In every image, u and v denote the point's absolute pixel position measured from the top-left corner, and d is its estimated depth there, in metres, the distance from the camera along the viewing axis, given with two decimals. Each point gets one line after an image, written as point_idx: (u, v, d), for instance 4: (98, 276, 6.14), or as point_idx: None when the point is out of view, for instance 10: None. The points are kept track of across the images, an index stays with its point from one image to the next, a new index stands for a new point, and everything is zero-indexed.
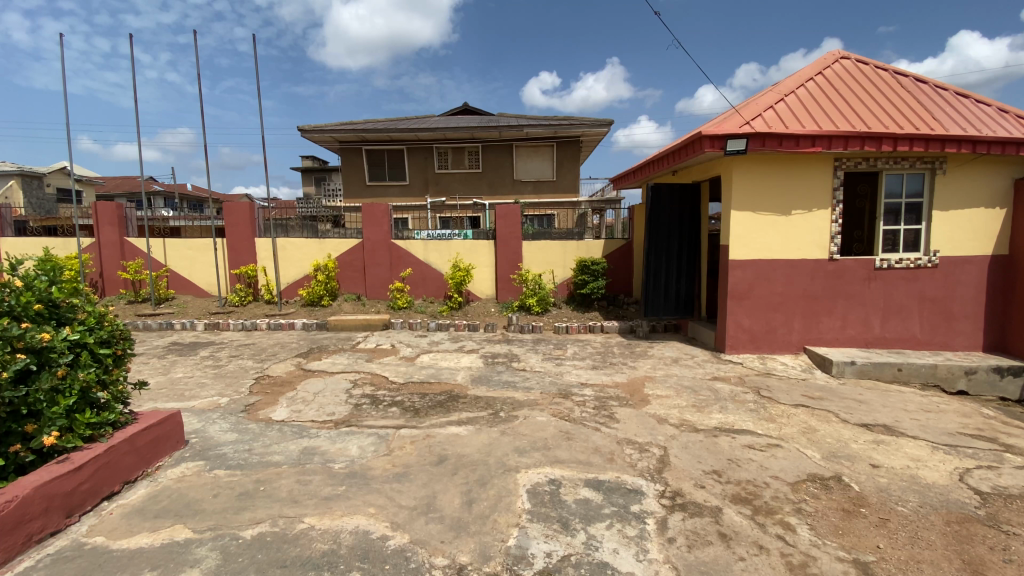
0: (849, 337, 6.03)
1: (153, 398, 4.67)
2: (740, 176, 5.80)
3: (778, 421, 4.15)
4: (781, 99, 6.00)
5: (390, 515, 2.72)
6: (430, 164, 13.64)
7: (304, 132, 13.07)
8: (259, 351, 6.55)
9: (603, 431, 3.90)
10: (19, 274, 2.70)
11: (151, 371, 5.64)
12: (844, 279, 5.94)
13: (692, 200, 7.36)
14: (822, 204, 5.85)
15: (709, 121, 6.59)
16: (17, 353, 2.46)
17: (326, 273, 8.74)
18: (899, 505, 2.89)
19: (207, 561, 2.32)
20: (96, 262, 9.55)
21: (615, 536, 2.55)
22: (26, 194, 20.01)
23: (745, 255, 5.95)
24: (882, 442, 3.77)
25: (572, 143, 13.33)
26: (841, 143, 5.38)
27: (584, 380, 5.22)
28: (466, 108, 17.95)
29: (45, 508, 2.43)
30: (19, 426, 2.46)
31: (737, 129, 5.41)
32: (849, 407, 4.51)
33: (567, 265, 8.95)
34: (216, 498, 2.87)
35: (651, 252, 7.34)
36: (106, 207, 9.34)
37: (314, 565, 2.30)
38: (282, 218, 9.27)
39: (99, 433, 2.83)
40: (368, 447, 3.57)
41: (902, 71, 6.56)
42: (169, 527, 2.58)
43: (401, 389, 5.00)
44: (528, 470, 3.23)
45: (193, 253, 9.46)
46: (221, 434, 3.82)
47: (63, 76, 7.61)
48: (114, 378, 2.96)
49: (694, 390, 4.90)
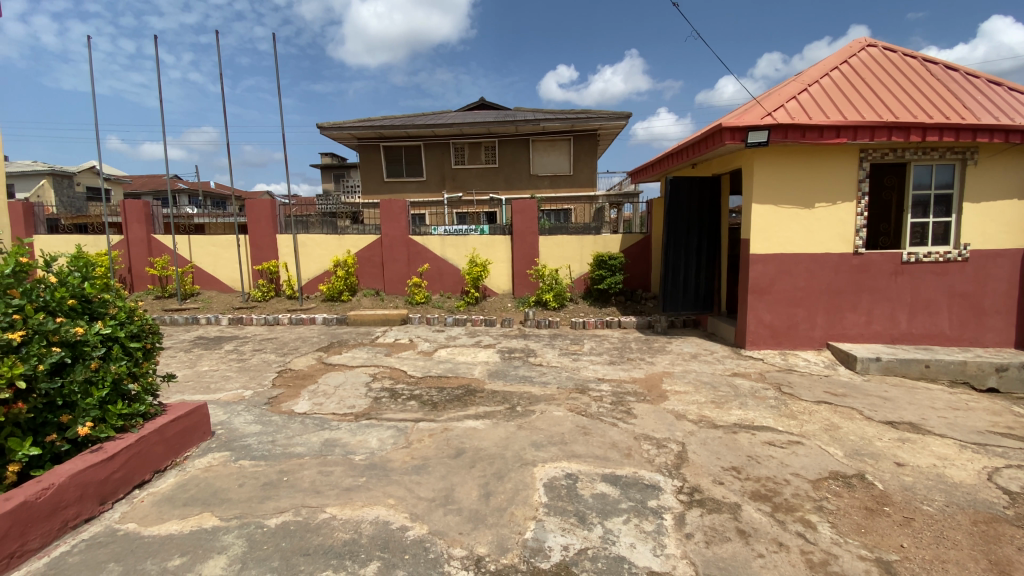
0: (874, 333, 5.89)
1: (180, 390, 4.83)
2: (762, 169, 5.71)
3: (798, 418, 4.09)
4: (804, 89, 5.86)
5: (409, 506, 2.76)
6: (447, 160, 13.68)
7: (323, 130, 13.20)
8: (281, 346, 6.69)
9: (621, 426, 3.89)
10: (53, 270, 2.81)
11: (179, 364, 5.82)
12: (869, 273, 5.79)
13: (712, 194, 7.27)
14: (846, 196, 5.71)
15: (729, 113, 6.48)
16: (53, 346, 2.55)
17: (345, 269, 8.94)
18: (924, 505, 2.84)
19: (234, 548, 2.39)
20: (124, 258, 9.85)
21: (632, 530, 2.56)
22: (56, 193, 20.62)
23: (766, 248, 5.86)
24: (907, 440, 3.69)
25: (590, 136, 13.22)
26: (866, 134, 5.26)
27: (601, 376, 5.21)
28: (483, 104, 17.95)
29: (79, 495, 2.53)
30: (54, 417, 2.55)
31: (758, 120, 5.30)
32: (873, 405, 4.41)
33: (584, 260, 8.86)
34: (242, 487, 2.96)
35: (669, 248, 7.27)
36: (134, 205, 9.61)
37: (336, 553, 2.36)
38: (302, 215, 9.38)
39: (130, 424, 2.96)
40: (388, 440, 3.64)
41: (932, 58, 6.37)
42: (197, 515, 2.67)
43: (419, 382, 5.07)
44: (545, 464, 3.24)
45: (217, 250, 9.67)
46: (245, 426, 3.93)
47: (90, 77, 7.81)
48: (144, 370, 3.09)
49: (713, 386, 4.86)
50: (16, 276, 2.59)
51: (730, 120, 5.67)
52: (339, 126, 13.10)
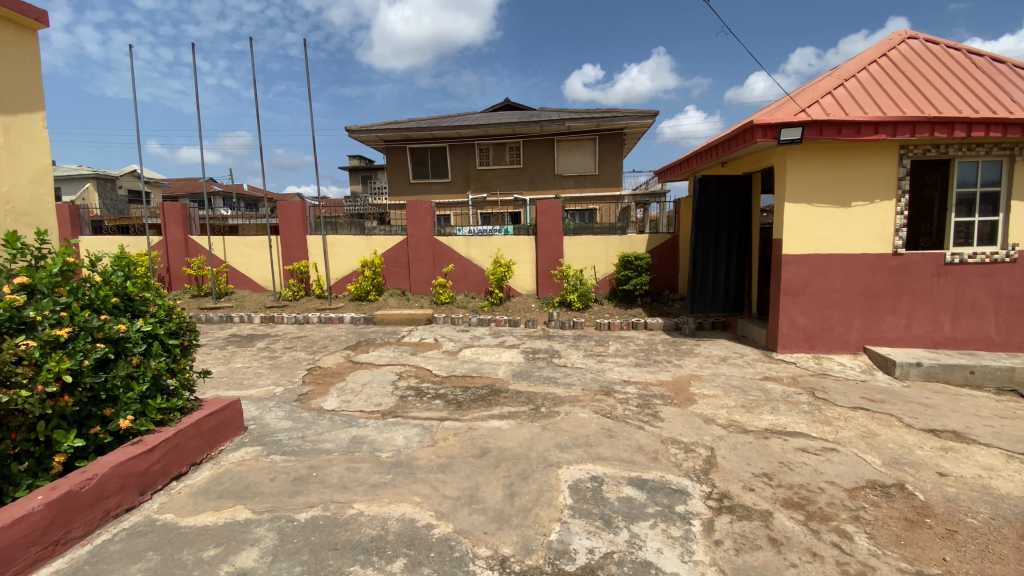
0: (914, 337, 5.65)
1: (215, 385, 5.00)
2: (795, 167, 5.55)
3: (834, 424, 3.96)
4: (840, 84, 5.67)
5: (434, 504, 2.78)
6: (472, 161, 13.76)
7: (352, 133, 13.45)
8: (311, 344, 6.84)
9: (647, 430, 3.83)
10: (98, 269, 2.94)
11: (214, 361, 6.02)
12: (910, 274, 5.56)
13: (742, 192, 7.11)
14: (885, 195, 5.50)
15: (761, 110, 6.32)
16: (98, 342, 2.67)
17: (372, 269, 9.10)
18: (969, 517, 2.70)
19: (265, 541, 2.45)
20: (163, 258, 10.26)
21: (659, 536, 2.51)
22: (99, 196, 21.55)
23: (799, 249, 5.69)
24: (951, 449, 3.52)
25: (615, 135, 13.08)
26: (907, 130, 5.05)
27: (627, 378, 5.15)
28: (508, 104, 18.00)
29: (120, 486, 2.63)
30: (98, 410, 2.66)
31: (791, 117, 5.15)
32: (914, 411, 4.23)
33: (609, 260, 8.77)
34: (273, 481, 3.03)
35: (698, 247, 7.15)
36: (173, 207, 10.00)
37: (363, 549, 2.39)
38: (331, 217, 9.58)
39: (169, 418, 3.07)
40: (413, 438, 3.67)
41: (977, 50, 6.08)
42: (231, 507, 2.75)
43: (444, 381, 5.12)
44: (569, 466, 3.22)
45: (250, 250, 9.96)
46: (276, 422, 4.03)
47: (133, 84, 8.16)
48: (182, 366, 3.21)
49: (743, 390, 4.74)
50: (63, 274, 2.72)
51: (762, 117, 5.53)
52: (367, 128, 13.34)
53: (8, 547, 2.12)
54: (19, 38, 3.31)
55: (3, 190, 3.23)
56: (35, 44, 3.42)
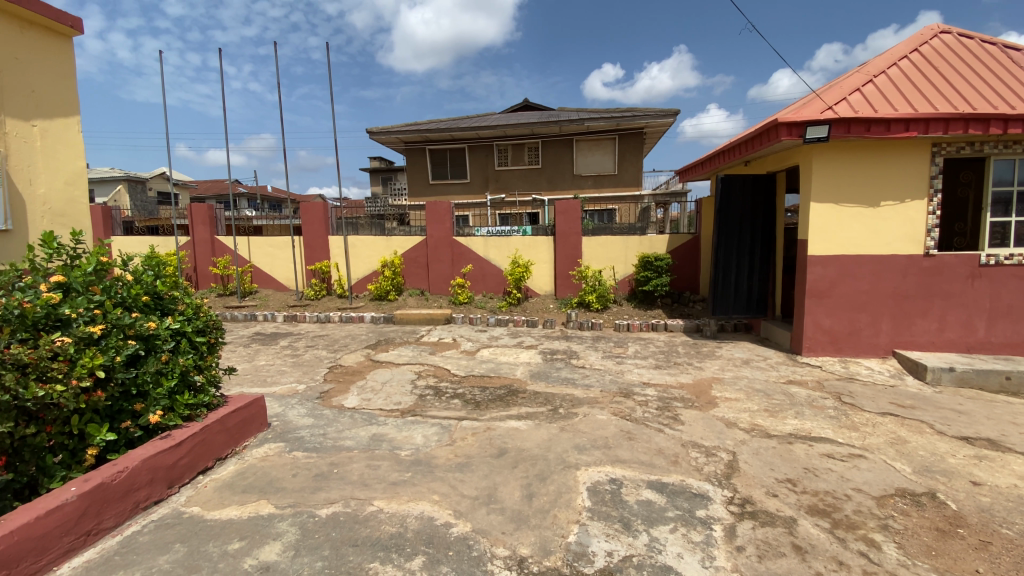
0: (947, 341, 5.46)
1: (240, 382, 5.12)
2: (821, 165, 5.42)
3: (861, 430, 3.85)
4: (869, 80, 5.52)
5: (453, 503, 2.80)
6: (491, 161, 13.79)
7: (372, 134, 13.62)
8: (332, 342, 6.94)
9: (667, 433, 3.79)
10: (129, 269, 3.05)
11: (239, 358, 6.16)
12: (942, 276, 5.38)
13: (766, 192, 6.96)
14: (916, 194, 5.33)
15: (785, 108, 6.20)
16: (129, 339, 2.75)
17: (392, 269, 9.20)
18: (1005, 528, 2.60)
19: (288, 536, 2.50)
20: (191, 257, 10.56)
21: (679, 540, 2.48)
22: (131, 198, 22.26)
23: (826, 250, 5.55)
24: (985, 458, 3.39)
25: (635, 134, 12.96)
26: (940, 127, 4.88)
27: (647, 380, 5.09)
28: (527, 104, 18.00)
29: (150, 479, 2.71)
30: (129, 405, 2.74)
31: (818, 114, 5.03)
32: (946, 418, 4.09)
33: (629, 261, 8.70)
34: (295, 477, 3.09)
35: (720, 248, 7.03)
36: (200, 208, 10.28)
37: (383, 546, 2.42)
38: (352, 217, 9.72)
39: (196, 413, 3.15)
40: (432, 437, 3.69)
41: (1014, 44, 5.86)
42: (255, 502, 2.81)
43: (462, 381, 5.14)
44: (588, 468, 3.20)
45: (273, 250, 10.17)
46: (299, 419, 4.10)
47: (162, 89, 8.41)
48: (208, 363, 3.30)
49: (766, 394, 4.65)
50: (97, 273, 2.82)
51: (787, 115, 5.41)
52: (387, 130, 13.49)
53: (42, 536, 2.20)
54: (55, 44, 3.43)
55: (40, 192, 3.36)
56: (70, 50, 3.55)
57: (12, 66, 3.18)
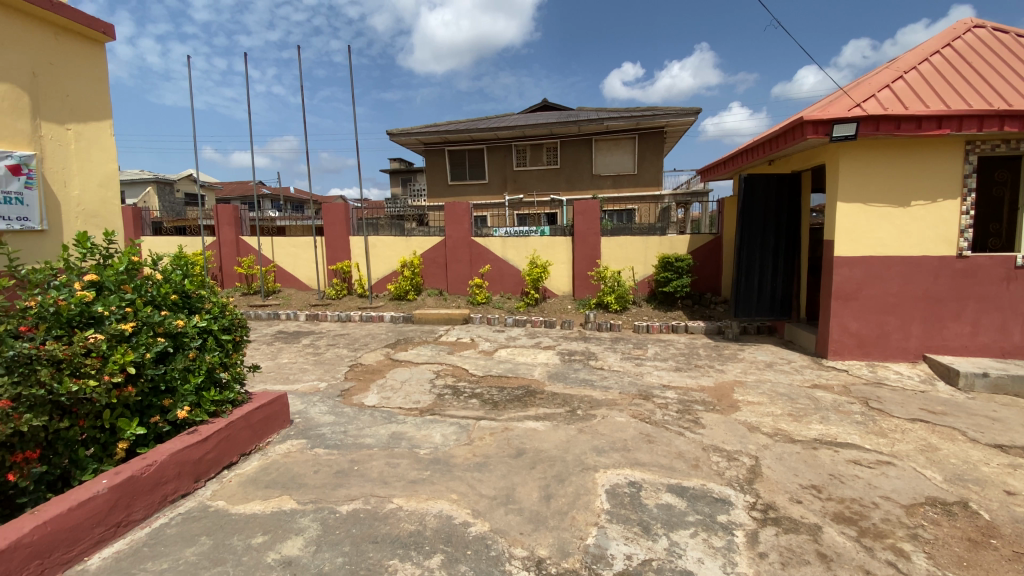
0: (981, 345, 5.27)
1: (263, 379, 5.23)
2: (849, 164, 5.28)
3: (889, 436, 3.74)
4: (899, 77, 5.37)
5: (471, 502, 2.81)
6: (509, 162, 13.81)
7: (392, 136, 13.77)
8: (352, 341, 7.04)
9: (687, 436, 3.74)
10: (159, 268, 3.15)
11: (263, 356, 6.29)
12: (975, 278, 5.20)
13: (791, 192, 6.81)
14: (949, 193, 5.15)
15: (811, 106, 6.06)
16: (159, 336, 2.83)
17: (411, 269, 9.29)
18: None
19: (309, 531, 2.54)
20: (217, 257, 10.83)
21: (700, 545, 2.45)
22: (160, 199, 22.92)
23: (853, 251, 5.41)
24: (1021, 467, 3.27)
25: (655, 134, 12.83)
26: (973, 124, 4.72)
27: (667, 383, 5.03)
28: (545, 104, 17.96)
29: (177, 473, 2.79)
30: (158, 400, 2.82)
31: (845, 112, 4.91)
32: (979, 425, 3.95)
33: (648, 261, 8.62)
34: (317, 473, 3.14)
35: (742, 249, 6.91)
36: (225, 209, 10.52)
37: (402, 543, 2.44)
38: (372, 218, 9.85)
39: (221, 409, 3.23)
40: (450, 436, 3.72)
41: None
42: (278, 497, 2.86)
43: (480, 381, 5.16)
44: (607, 471, 3.18)
45: (296, 250, 10.35)
46: (320, 416, 4.17)
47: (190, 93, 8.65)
48: (233, 361, 3.38)
49: (790, 398, 4.55)
50: (129, 272, 2.92)
51: (813, 113, 5.29)
52: (407, 131, 13.62)
53: (73, 528, 2.27)
54: (88, 50, 3.56)
55: (75, 193, 3.49)
56: (104, 56, 3.68)
57: (47, 72, 3.31)
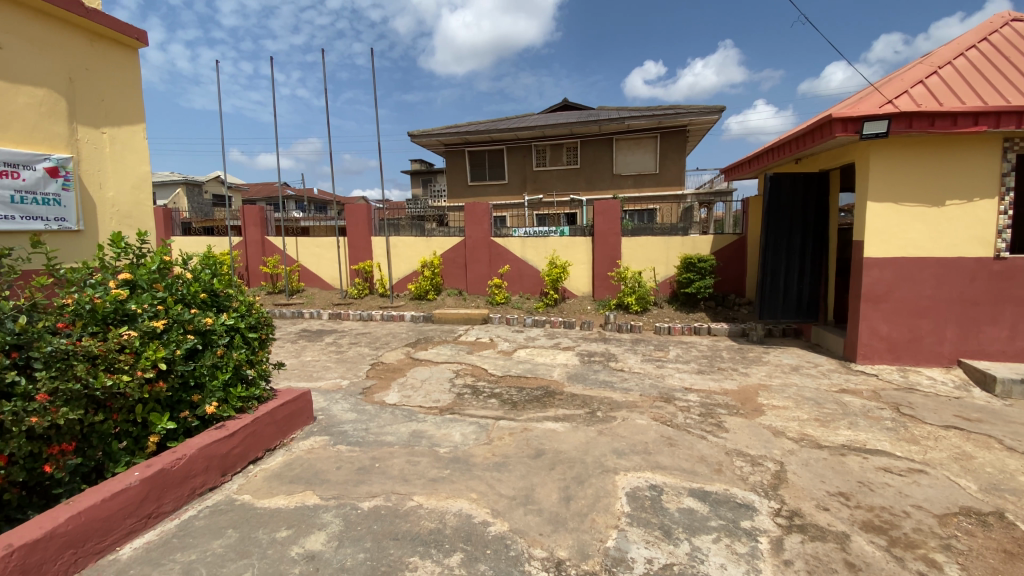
0: (1020, 350, 5.07)
1: (287, 377, 5.34)
2: (880, 163, 5.12)
3: (921, 443, 3.62)
4: (933, 72, 5.19)
5: (490, 502, 2.82)
6: (529, 162, 13.81)
7: (413, 137, 13.90)
8: (374, 340, 7.13)
9: (710, 440, 3.68)
10: (189, 267, 3.24)
11: (287, 353, 6.42)
12: (1014, 281, 5.01)
13: (818, 191, 6.65)
14: (986, 193, 4.97)
15: (840, 104, 5.91)
16: (188, 333, 2.92)
17: (432, 269, 9.36)
18: None
19: (332, 526, 2.59)
20: (243, 257, 11.10)
21: (722, 551, 2.41)
22: (189, 200, 23.60)
23: (884, 252, 5.25)
24: None
25: (677, 133, 12.66)
26: (1013, 120, 4.54)
27: (688, 385, 4.96)
28: (566, 104, 17.89)
29: (205, 466, 2.87)
30: (187, 396, 2.90)
31: (875, 109, 4.76)
32: (1017, 433, 3.79)
33: (670, 262, 8.52)
34: (339, 470, 3.19)
35: (767, 250, 6.77)
36: (252, 210, 10.77)
37: (422, 541, 2.46)
38: (394, 218, 9.97)
39: (247, 405, 3.31)
40: (470, 435, 3.74)
41: None
42: (301, 492, 2.92)
43: (499, 381, 5.17)
44: (627, 473, 3.15)
45: (319, 250, 10.53)
46: (342, 413, 4.23)
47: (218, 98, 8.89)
48: (259, 358, 3.46)
49: (817, 402, 4.44)
50: (161, 271, 3.02)
51: (842, 110, 5.15)
52: (428, 133, 13.74)
53: (107, 517, 2.36)
54: (122, 55, 3.69)
55: (110, 194, 3.61)
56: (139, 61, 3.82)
57: (83, 77, 3.44)
